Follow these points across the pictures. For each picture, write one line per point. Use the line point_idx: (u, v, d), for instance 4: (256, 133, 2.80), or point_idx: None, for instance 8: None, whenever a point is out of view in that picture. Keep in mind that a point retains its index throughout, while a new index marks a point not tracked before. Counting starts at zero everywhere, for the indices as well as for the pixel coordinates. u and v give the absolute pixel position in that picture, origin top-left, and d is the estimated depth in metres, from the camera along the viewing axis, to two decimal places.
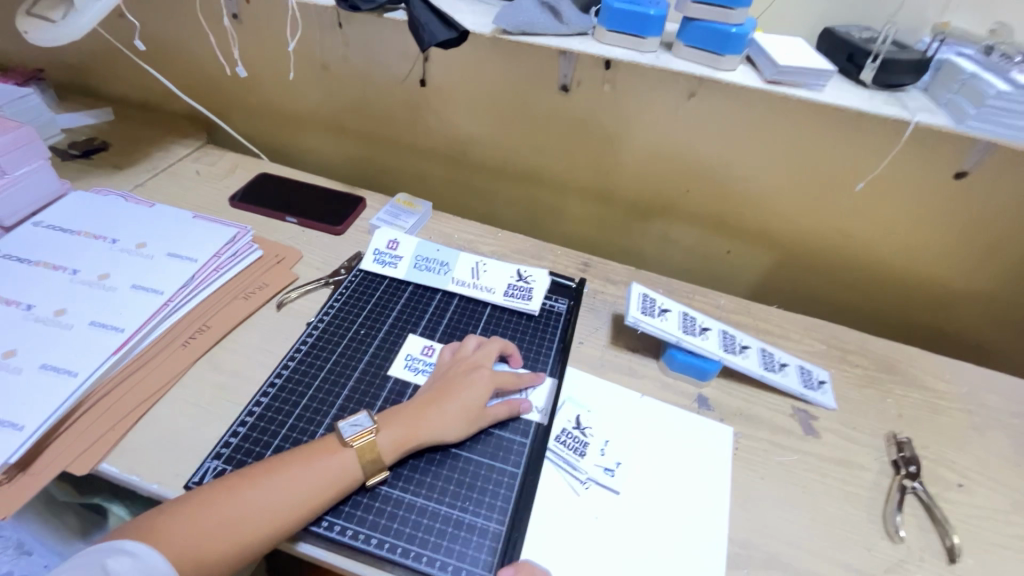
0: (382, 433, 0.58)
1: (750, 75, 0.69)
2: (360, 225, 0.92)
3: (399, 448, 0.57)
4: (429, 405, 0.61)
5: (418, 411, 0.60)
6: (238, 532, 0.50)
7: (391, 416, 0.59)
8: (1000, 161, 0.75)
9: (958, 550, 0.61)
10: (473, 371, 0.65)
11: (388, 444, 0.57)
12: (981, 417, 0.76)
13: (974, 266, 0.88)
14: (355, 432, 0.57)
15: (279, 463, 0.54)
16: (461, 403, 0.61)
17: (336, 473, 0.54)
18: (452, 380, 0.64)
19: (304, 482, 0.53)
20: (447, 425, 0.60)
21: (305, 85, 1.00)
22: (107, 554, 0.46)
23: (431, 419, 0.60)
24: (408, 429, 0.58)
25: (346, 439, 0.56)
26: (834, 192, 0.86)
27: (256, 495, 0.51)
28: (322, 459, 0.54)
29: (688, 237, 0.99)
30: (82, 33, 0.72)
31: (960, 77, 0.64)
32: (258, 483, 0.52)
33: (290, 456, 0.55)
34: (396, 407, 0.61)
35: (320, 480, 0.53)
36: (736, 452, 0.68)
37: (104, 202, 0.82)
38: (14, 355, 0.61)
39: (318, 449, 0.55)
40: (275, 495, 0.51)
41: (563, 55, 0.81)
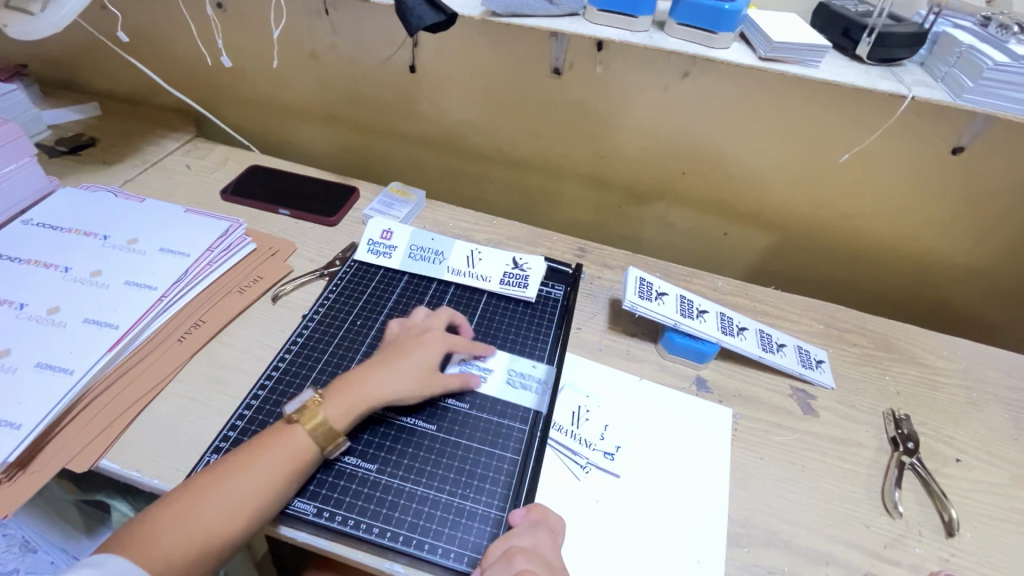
0: (329, 401, 0.58)
1: (744, 53, 0.66)
2: (353, 215, 0.91)
3: (347, 416, 0.57)
4: (371, 369, 0.61)
5: (361, 376, 0.60)
6: (233, 527, 0.50)
7: (335, 385, 0.60)
8: (997, 134, 0.75)
9: (956, 524, 0.61)
10: (419, 338, 0.65)
11: (337, 413, 0.57)
12: (979, 392, 0.77)
13: (971, 241, 0.88)
14: (303, 408, 0.57)
15: (243, 451, 0.54)
16: (405, 366, 0.62)
17: (300, 451, 0.55)
18: (399, 344, 0.64)
19: (270, 465, 0.53)
20: (394, 389, 0.60)
21: (293, 74, 0.99)
22: (102, 560, 0.45)
23: (373, 382, 0.60)
24: (350, 394, 0.58)
25: (292, 414, 0.56)
26: (830, 170, 0.85)
27: (247, 490, 0.51)
28: (309, 450, 0.55)
29: (684, 220, 0.98)
30: (60, 28, 0.71)
31: (957, 49, 0.62)
32: (224, 473, 0.52)
33: (251, 442, 0.55)
34: (341, 377, 0.61)
35: (311, 472, 0.54)
36: (735, 433, 0.68)
37: (93, 199, 0.81)
38: (9, 354, 0.60)
39: (277, 431, 0.56)
40: (243, 478, 0.52)
41: (554, 37, 0.80)
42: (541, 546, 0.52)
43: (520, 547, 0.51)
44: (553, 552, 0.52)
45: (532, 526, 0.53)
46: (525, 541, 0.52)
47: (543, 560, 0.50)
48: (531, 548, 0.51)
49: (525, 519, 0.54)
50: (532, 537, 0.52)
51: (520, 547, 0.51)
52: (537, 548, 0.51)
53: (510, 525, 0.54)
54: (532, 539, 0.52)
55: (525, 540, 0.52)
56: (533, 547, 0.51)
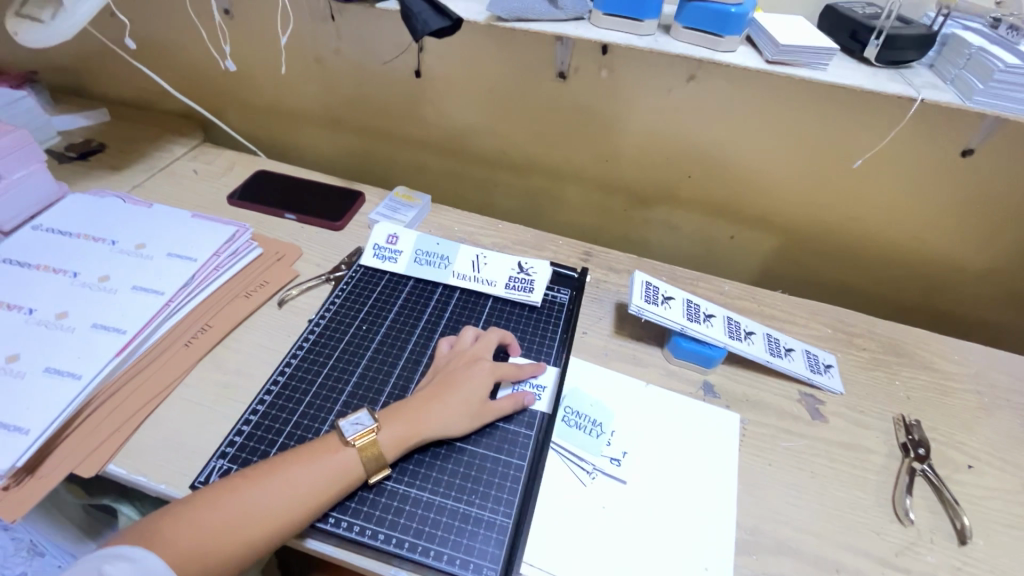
0: (384, 430, 0.57)
1: (750, 56, 0.66)
2: (359, 220, 0.91)
3: (401, 445, 0.57)
4: (428, 401, 0.60)
5: (418, 407, 0.59)
6: (240, 531, 0.49)
7: (392, 414, 0.59)
8: (1008, 136, 0.74)
9: (969, 532, 0.60)
10: (472, 363, 0.64)
11: (391, 442, 0.57)
12: (991, 397, 0.76)
13: (982, 244, 0.87)
14: (356, 431, 0.57)
15: (280, 462, 0.54)
16: (463, 394, 0.61)
17: (337, 471, 0.54)
18: (452, 372, 0.63)
19: (305, 481, 0.52)
20: (450, 420, 0.59)
21: (299, 79, 0.99)
22: (106, 560, 0.46)
23: (432, 416, 0.59)
24: (409, 426, 0.58)
25: (347, 438, 0.56)
26: (837, 173, 0.85)
27: (257, 494, 0.51)
28: (324, 456, 0.54)
29: (691, 224, 0.98)
30: (67, 36, 0.71)
31: (966, 51, 0.62)
32: (258, 482, 0.52)
33: (291, 455, 0.54)
34: (396, 404, 0.60)
35: (323, 478, 0.53)
36: (743, 439, 0.67)
37: (102, 204, 0.81)
38: (17, 359, 0.61)
39: (318, 448, 0.55)
40: (275, 494, 0.51)
41: (559, 41, 0.80)
42: None
43: None
44: None
45: None
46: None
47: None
48: None
49: None
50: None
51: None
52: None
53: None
54: None
55: None
56: None
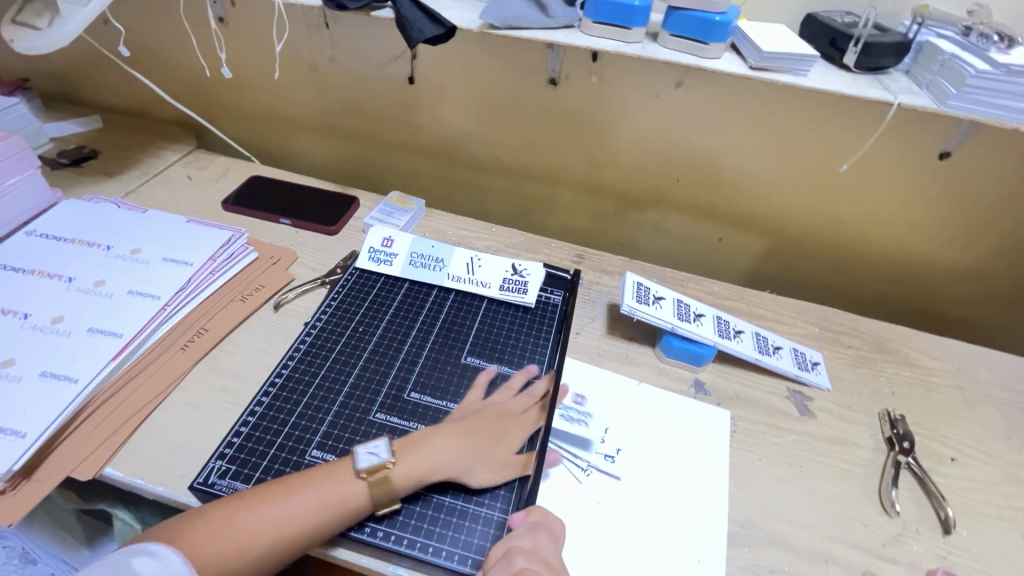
0: (398, 464, 0.56)
1: (734, 62, 0.68)
2: (353, 224, 0.92)
3: (412, 481, 0.56)
4: (445, 436, 0.59)
5: (434, 441, 0.58)
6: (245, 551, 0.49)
7: (407, 445, 0.58)
8: (982, 139, 0.77)
9: (952, 522, 0.62)
10: (498, 408, 0.64)
11: (403, 476, 0.55)
12: (972, 392, 0.78)
13: (961, 244, 0.90)
14: (371, 463, 0.55)
15: (292, 484, 0.53)
16: (485, 438, 0.60)
17: (347, 499, 0.53)
18: (485, 417, 0.62)
19: (313, 505, 0.52)
20: (464, 458, 0.58)
21: (294, 86, 1.00)
22: (133, 554, 0.47)
23: (442, 453, 0.57)
24: (419, 466, 0.56)
25: (361, 468, 0.55)
26: (821, 176, 0.87)
27: (264, 515, 0.51)
28: (334, 483, 0.54)
29: (681, 226, 1.00)
30: (61, 43, 0.71)
31: (940, 57, 0.64)
32: (265, 504, 0.52)
33: (302, 478, 0.54)
34: (414, 434, 0.59)
35: (330, 506, 0.53)
36: (734, 435, 0.69)
37: (96, 210, 0.82)
38: (13, 364, 0.61)
39: (330, 475, 0.55)
40: (273, 523, 0.51)
41: (550, 49, 0.82)
42: (541, 548, 0.53)
43: (519, 548, 0.52)
44: (553, 553, 0.53)
45: (531, 529, 0.54)
46: (530, 538, 0.53)
47: (543, 558, 0.52)
48: (531, 549, 0.52)
49: (525, 521, 0.54)
50: (532, 538, 0.53)
51: (521, 545, 0.52)
52: (540, 547, 0.53)
53: (511, 527, 0.55)
54: (530, 542, 0.53)
55: (524, 542, 0.53)
56: (532, 549, 0.52)
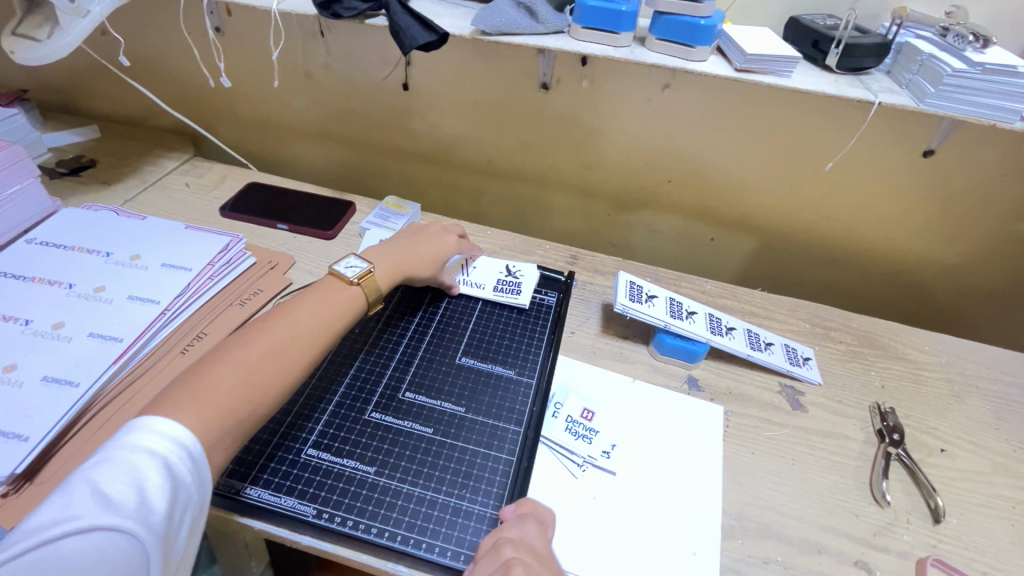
0: (378, 269, 0.69)
1: (720, 65, 0.70)
2: (350, 229, 0.93)
3: (393, 278, 0.70)
4: (404, 250, 0.73)
5: (398, 254, 0.72)
6: (262, 360, 0.54)
7: (373, 258, 0.70)
8: (964, 137, 0.79)
9: (942, 511, 0.63)
10: (431, 229, 0.79)
11: (385, 274, 0.69)
12: (961, 384, 0.79)
13: (947, 240, 0.91)
14: (357, 272, 0.66)
15: (280, 316, 0.59)
16: (431, 247, 0.76)
17: (347, 302, 0.64)
18: (407, 235, 0.76)
19: (315, 315, 0.60)
20: (423, 265, 0.74)
21: (290, 93, 1.02)
22: (92, 477, 0.40)
23: (409, 258, 0.72)
24: (395, 265, 0.70)
25: (351, 277, 0.65)
26: (809, 175, 0.89)
27: (269, 333, 0.56)
28: (332, 296, 0.63)
29: (673, 226, 1.01)
30: (60, 56, 0.74)
31: (918, 58, 0.66)
32: (268, 333, 0.56)
33: (293, 308, 0.60)
34: (376, 251, 0.72)
35: (330, 305, 0.62)
36: (727, 430, 0.70)
37: (96, 218, 0.83)
38: (15, 369, 0.61)
39: (322, 291, 0.63)
40: (280, 338, 0.56)
41: (541, 54, 0.83)
42: (529, 538, 0.53)
43: (508, 537, 0.52)
44: (542, 543, 0.53)
45: (521, 518, 0.55)
46: (517, 530, 0.53)
47: (531, 546, 0.51)
48: (519, 538, 0.52)
49: (515, 513, 0.56)
50: (520, 528, 0.53)
51: (508, 536, 0.52)
52: (527, 537, 0.53)
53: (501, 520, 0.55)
54: (519, 531, 0.53)
55: (513, 531, 0.53)
56: (520, 538, 0.52)
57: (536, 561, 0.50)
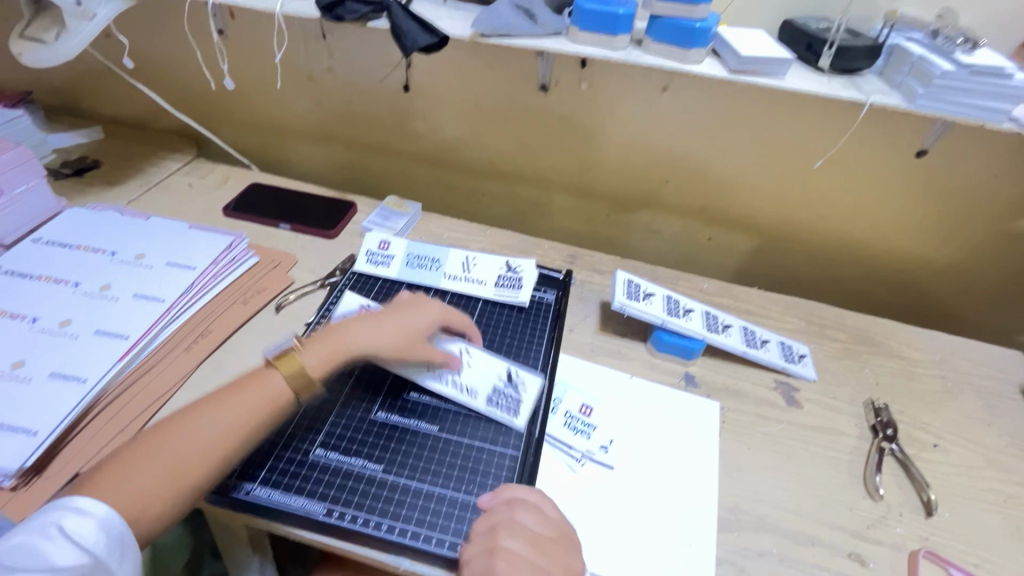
0: (311, 353, 0.60)
1: (716, 66, 0.71)
2: (352, 229, 0.94)
3: (328, 363, 0.60)
4: (357, 327, 0.64)
5: (343, 331, 0.63)
6: (169, 461, 0.50)
7: (317, 335, 0.62)
8: (957, 138, 0.80)
9: (935, 504, 0.64)
10: (415, 302, 0.69)
11: (318, 361, 0.60)
12: (954, 380, 0.81)
13: (941, 239, 0.93)
14: (285, 353, 0.59)
15: (200, 406, 0.54)
16: (398, 323, 0.65)
17: (269, 393, 0.56)
18: (387, 308, 0.67)
19: (230, 412, 0.54)
20: (382, 342, 0.64)
21: (292, 95, 1.03)
22: (59, 515, 0.45)
23: (355, 334, 0.63)
24: (332, 341, 0.61)
25: (275, 360, 0.59)
26: (805, 174, 0.90)
27: (186, 427, 0.52)
28: (254, 386, 0.56)
29: (670, 226, 1.03)
30: (52, 64, 0.75)
31: (909, 60, 0.67)
32: (186, 421, 0.52)
33: (214, 396, 0.55)
34: (337, 328, 0.64)
35: (252, 399, 0.55)
36: (723, 425, 0.71)
37: (101, 217, 0.84)
38: (23, 365, 0.62)
39: (247, 380, 0.57)
40: (196, 430, 0.52)
41: (540, 56, 0.84)
42: (523, 521, 0.55)
43: (501, 521, 0.54)
44: (537, 523, 0.55)
45: (514, 501, 0.56)
46: (514, 515, 0.55)
47: (527, 533, 0.54)
48: (513, 522, 0.54)
49: (509, 494, 0.57)
50: (514, 511, 0.55)
51: (506, 521, 0.54)
52: (523, 521, 0.55)
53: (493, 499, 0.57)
54: (512, 514, 0.55)
55: (508, 515, 0.55)
56: (513, 522, 0.54)
57: (533, 556, 0.52)
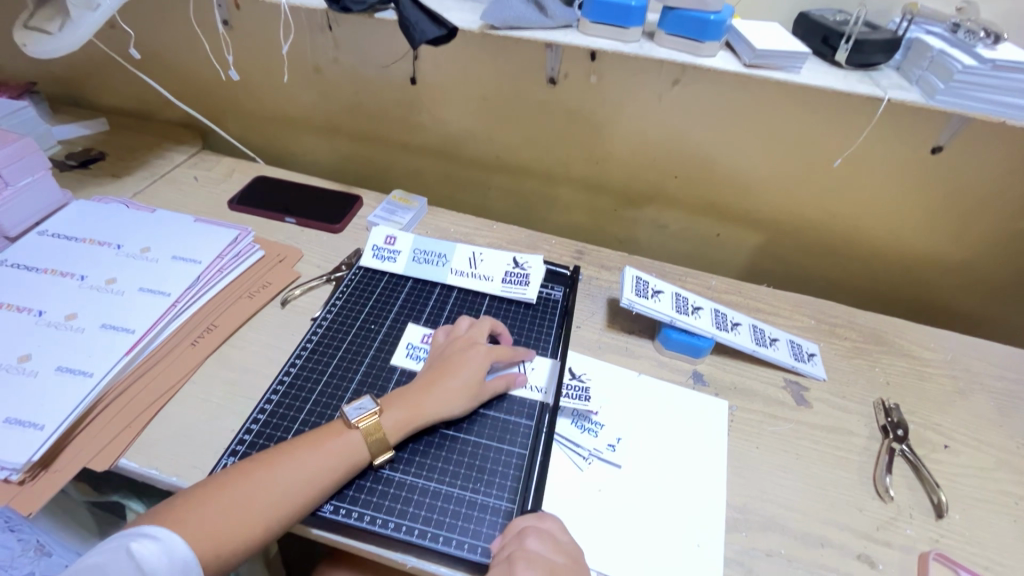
0: (386, 414, 0.60)
1: (729, 60, 0.70)
2: (357, 223, 0.94)
3: (403, 429, 0.60)
4: (429, 386, 0.63)
5: (419, 393, 0.62)
6: (246, 511, 0.51)
7: (393, 399, 0.61)
8: (974, 134, 0.79)
9: (945, 506, 0.64)
10: (468, 348, 0.67)
11: (393, 425, 0.59)
12: (966, 381, 0.80)
13: (954, 237, 0.91)
14: (360, 415, 0.59)
15: (284, 451, 0.56)
16: (461, 378, 0.64)
17: (344, 453, 0.56)
18: (445, 359, 0.66)
19: (310, 465, 0.55)
20: (449, 402, 0.62)
21: (298, 88, 1.02)
22: (131, 538, 0.48)
23: (434, 397, 0.62)
24: (411, 409, 0.61)
25: (352, 420, 0.59)
26: (817, 170, 0.88)
27: (265, 476, 0.53)
28: (330, 441, 0.57)
29: (679, 222, 1.02)
30: (49, 57, 0.75)
31: (928, 54, 0.66)
32: (264, 468, 0.54)
33: (295, 443, 0.56)
34: (398, 390, 0.63)
35: (330, 458, 0.56)
36: (732, 424, 0.71)
37: (106, 210, 0.83)
38: (29, 359, 0.62)
39: (324, 433, 0.58)
40: (275, 483, 0.53)
41: (549, 48, 0.83)
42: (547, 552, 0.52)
43: (524, 552, 0.52)
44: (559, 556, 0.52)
45: (541, 531, 0.54)
46: (532, 545, 0.52)
47: (547, 565, 0.51)
48: (536, 553, 0.51)
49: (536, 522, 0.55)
50: (539, 541, 0.53)
51: (524, 552, 0.51)
52: (542, 552, 0.52)
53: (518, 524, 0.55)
54: (537, 544, 0.52)
55: (532, 543, 0.52)
56: (537, 553, 0.51)
57: None
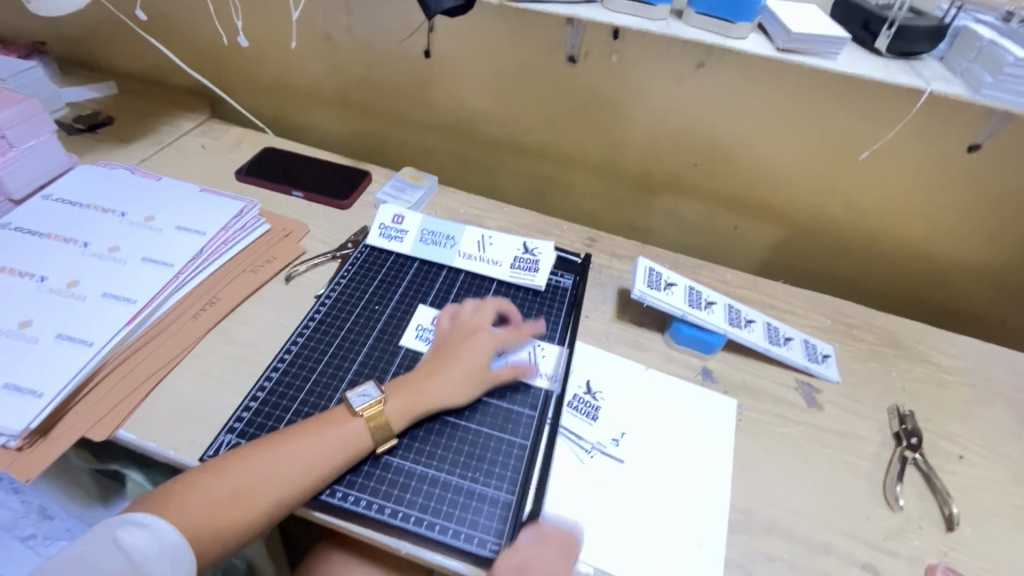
0: (390, 402, 0.59)
1: (762, 43, 0.66)
2: (365, 200, 0.92)
3: (407, 416, 0.59)
4: (433, 374, 0.62)
5: (423, 380, 0.61)
6: (245, 496, 0.51)
7: (398, 385, 0.60)
8: (1013, 133, 0.75)
9: (957, 518, 0.62)
10: (473, 336, 0.66)
11: (397, 413, 0.58)
12: (985, 390, 0.77)
13: (983, 239, 0.88)
14: (365, 403, 0.58)
15: (286, 435, 0.55)
16: (466, 366, 0.63)
17: (346, 441, 0.55)
18: (450, 347, 0.65)
19: (311, 453, 0.54)
20: (454, 391, 0.61)
21: (309, 57, 0.99)
22: (119, 526, 0.48)
23: (439, 385, 0.61)
24: (416, 397, 0.60)
25: (355, 408, 0.58)
26: (844, 164, 0.85)
27: (265, 462, 0.52)
28: (333, 428, 0.56)
29: (695, 212, 0.98)
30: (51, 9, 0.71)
31: (977, 44, 0.62)
32: (264, 454, 0.53)
33: (298, 428, 0.56)
34: (402, 377, 0.62)
35: (332, 446, 0.55)
36: (740, 423, 0.69)
37: (112, 176, 0.82)
38: (30, 325, 0.62)
39: (328, 419, 0.56)
40: (274, 470, 0.52)
41: (570, 25, 0.80)
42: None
43: None
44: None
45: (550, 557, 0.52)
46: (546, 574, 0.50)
47: None
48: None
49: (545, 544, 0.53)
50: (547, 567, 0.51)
51: None
52: None
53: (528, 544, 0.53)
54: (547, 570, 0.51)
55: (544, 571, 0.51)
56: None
57: None
